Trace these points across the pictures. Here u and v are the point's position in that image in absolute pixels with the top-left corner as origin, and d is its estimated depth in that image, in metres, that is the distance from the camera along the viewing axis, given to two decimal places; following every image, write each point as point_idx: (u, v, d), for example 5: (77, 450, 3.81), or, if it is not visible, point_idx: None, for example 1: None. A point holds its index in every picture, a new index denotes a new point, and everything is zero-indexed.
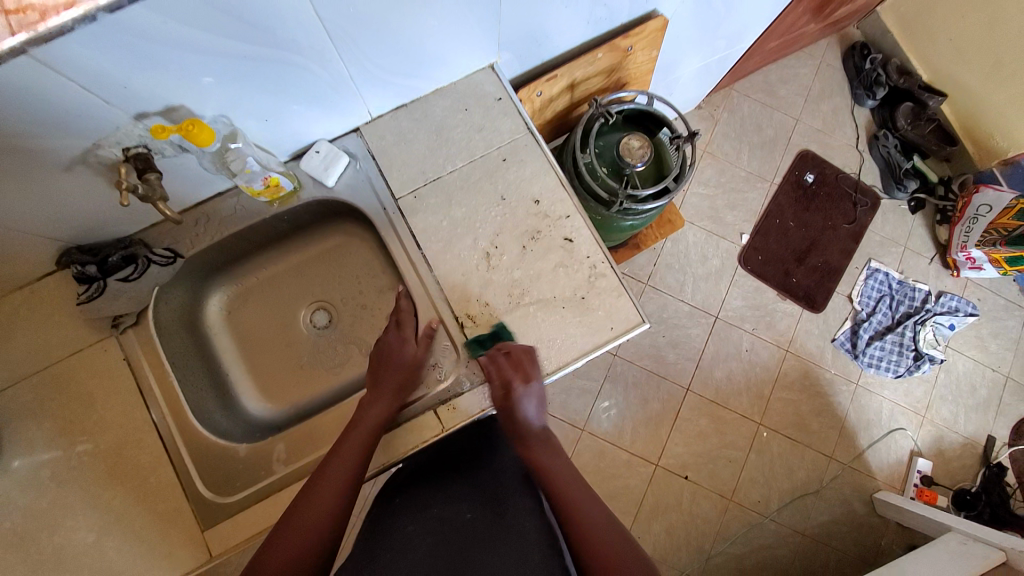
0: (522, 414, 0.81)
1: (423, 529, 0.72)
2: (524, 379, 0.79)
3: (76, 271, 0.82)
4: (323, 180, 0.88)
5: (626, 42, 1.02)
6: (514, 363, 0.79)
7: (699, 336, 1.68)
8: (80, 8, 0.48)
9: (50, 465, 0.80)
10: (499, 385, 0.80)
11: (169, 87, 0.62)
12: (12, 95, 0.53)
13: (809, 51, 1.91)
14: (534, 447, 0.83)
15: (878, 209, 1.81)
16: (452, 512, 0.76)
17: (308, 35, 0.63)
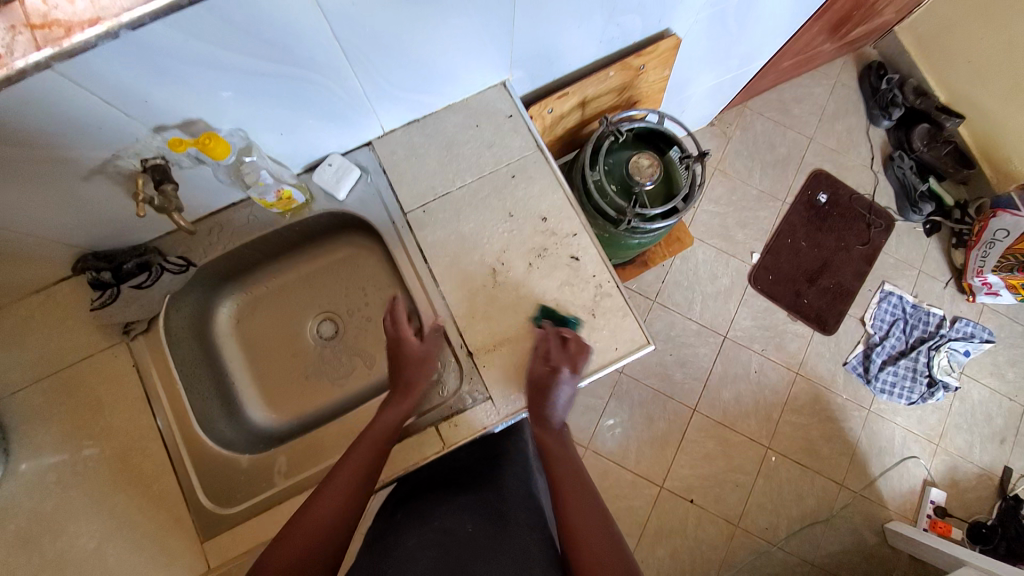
0: (554, 400, 0.80)
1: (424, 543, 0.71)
2: (571, 368, 0.80)
3: (91, 277, 0.84)
4: (334, 193, 0.89)
5: (637, 61, 1.03)
6: (568, 353, 0.80)
7: (707, 356, 1.66)
8: (103, 25, 0.49)
9: (56, 468, 0.81)
10: (545, 363, 0.80)
11: (187, 100, 0.63)
12: (36, 107, 0.54)
13: (822, 71, 1.91)
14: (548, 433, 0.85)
15: (892, 232, 1.78)
16: (454, 525, 0.75)
17: (324, 53, 0.65)
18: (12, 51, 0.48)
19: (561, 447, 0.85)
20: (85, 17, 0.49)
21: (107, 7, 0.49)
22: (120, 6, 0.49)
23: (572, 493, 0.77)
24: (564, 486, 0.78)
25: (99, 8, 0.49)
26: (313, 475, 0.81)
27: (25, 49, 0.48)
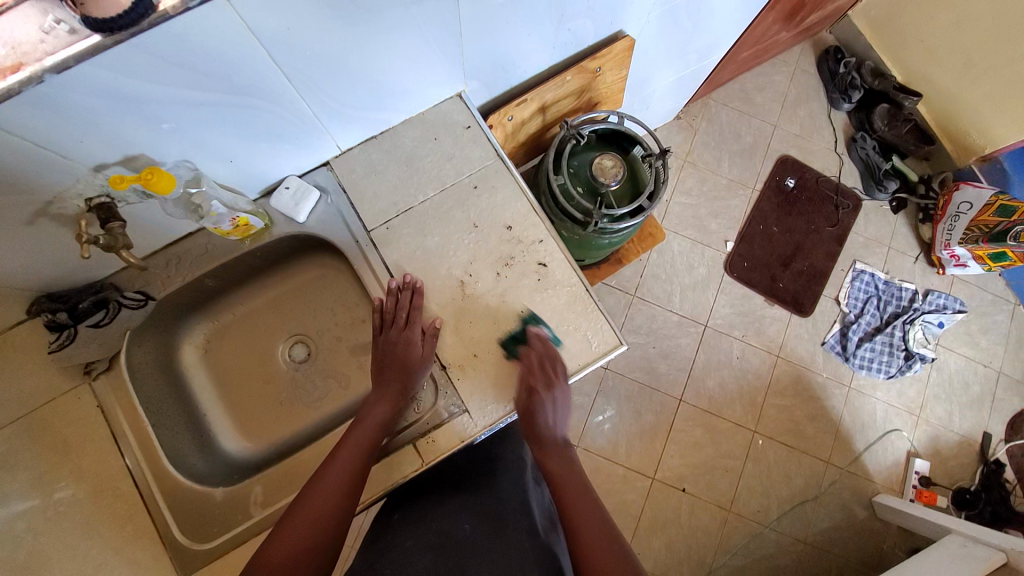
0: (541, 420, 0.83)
1: (424, 544, 0.73)
2: (547, 383, 0.80)
3: (47, 319, 0.81)
4: (293, 216, 0.88)
5: (594, 64, 1.04)
6: (539, 370, 0.80)
7: (689, 346, 1.67)
8: (26, 71, 0.47)
9: (26, 517, 0.78)
10: (521, 387, 0.81)
11: (127, 135, 0.62)
12: None
13: (783, 58, 1.94)
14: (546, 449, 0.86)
15: (860, 211, 1.82)
16: (451, 526, 0.77)
17: (265, 78, 0.64)
18: None
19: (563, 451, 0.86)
20: (6, 63, 0.47)
21: (28, 52, 0.47)
22: (43, 50, 0.47)
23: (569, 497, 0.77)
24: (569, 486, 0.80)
25: (19, 53, 0.47)
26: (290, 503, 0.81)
27: None
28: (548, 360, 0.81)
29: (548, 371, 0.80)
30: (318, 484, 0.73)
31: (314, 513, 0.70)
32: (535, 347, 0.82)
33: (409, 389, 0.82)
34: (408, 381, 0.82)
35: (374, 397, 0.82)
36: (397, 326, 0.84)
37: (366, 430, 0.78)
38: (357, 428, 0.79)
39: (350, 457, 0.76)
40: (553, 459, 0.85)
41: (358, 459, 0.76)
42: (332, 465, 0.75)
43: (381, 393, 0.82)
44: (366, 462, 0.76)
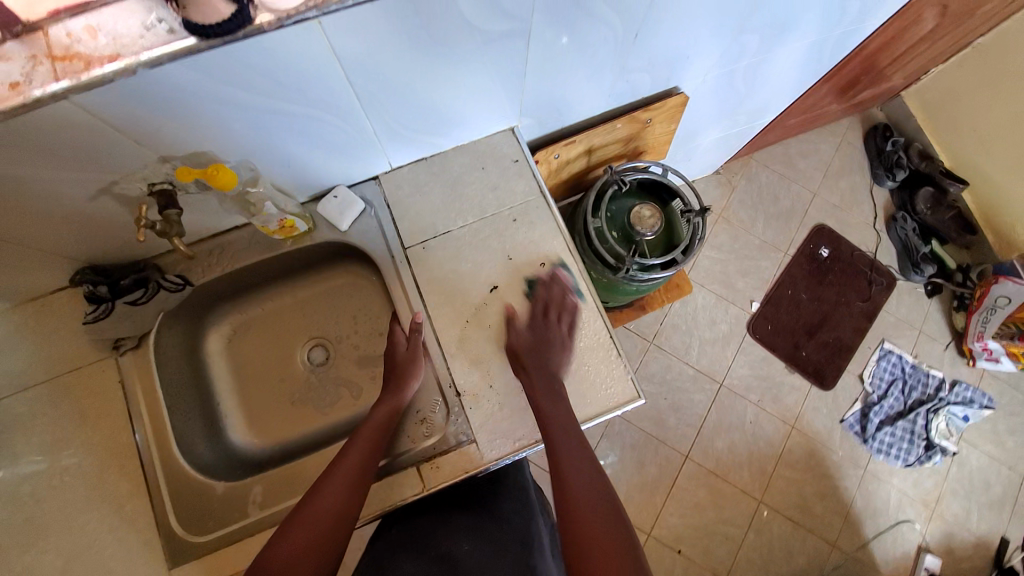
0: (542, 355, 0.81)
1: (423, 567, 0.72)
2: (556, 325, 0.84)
3: (87, 291, 0.83)
4: (336, 224, 0.90)
5: (645, 115, 1.06)
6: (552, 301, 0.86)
7: (702, 403, 1.64)
8: (122, 62, 0.50)
9: (31, 481, 0.80)
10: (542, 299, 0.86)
11: (198, 130, 0.64)
12: (46, 138, 0.56)
13: (830, 128, 1.94)
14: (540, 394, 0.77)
15: (893, 290, 1.79)
16: (453, 547, 0.77)
17: (334, 93, 0.66)
18: (31, 80, 0.49)
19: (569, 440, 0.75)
20: (105, 52, 0.50)
21: (128, 44, 0.51)
22: (142, 45, 0.51)
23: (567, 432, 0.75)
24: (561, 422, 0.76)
25: (119, 44, 0.51)
26: (287, 508, 0.80)
27: (44, 79, 0.50)
28: (559, 305, 0.86)
29: (554, 315, 0.85)
30: (324, 489, 0.72)
31: (317, 517, 0.69)
32: (552, 287, 0.87)
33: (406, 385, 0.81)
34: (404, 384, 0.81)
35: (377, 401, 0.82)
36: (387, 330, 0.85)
37: (370, 433, 0.78)
38: (363, 431, 0.79)
39: (356, 465, 0.75)
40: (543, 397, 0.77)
41: (363, 468, 0.75)
42: (337, 471, 0.74)
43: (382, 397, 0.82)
44: (371, 472, 0.75)
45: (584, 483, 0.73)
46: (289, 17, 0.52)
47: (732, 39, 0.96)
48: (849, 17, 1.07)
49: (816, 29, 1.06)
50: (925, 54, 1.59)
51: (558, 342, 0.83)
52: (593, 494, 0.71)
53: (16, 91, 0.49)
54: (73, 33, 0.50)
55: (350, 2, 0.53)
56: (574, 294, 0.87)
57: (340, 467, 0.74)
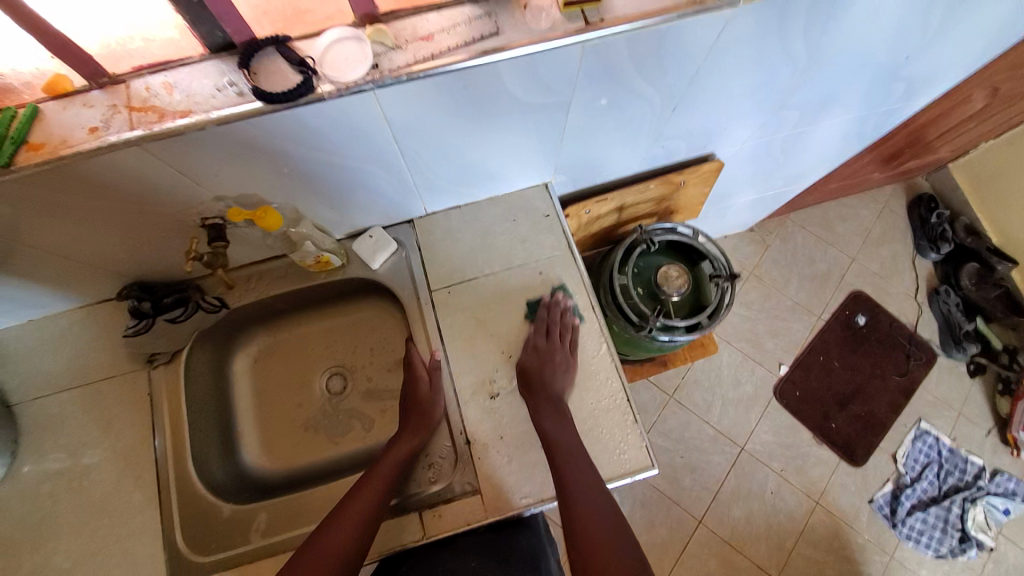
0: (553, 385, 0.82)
1: None
2: (556, 344, 0.85)
3: (131, 305, 0.87)
4: (368, 262, 0.93)
5: (680, 177, 1.07)
6: (551, 330, 0.86)
7: (720, 466, 1.58)
8: (192, 117, 0.55)
9: (54, 480, 0.84)
10: (541, 328, 0.87)
11: (253, 175, 0.69)
12: (114, 177, 0.61)
13: (871, 194, 1.91)
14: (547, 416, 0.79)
15: (933, 367, 1.71)
16: (458, 564, 0.79)
17: (381, 150, 0.70)
18: (109, 126, 0.55)
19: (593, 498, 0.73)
20: (178, 108, 0.55)
21: (199, 102, 0.55)
22: (212, 104, 0.55)
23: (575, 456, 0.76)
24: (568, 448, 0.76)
25: (192, 101, 0.55)
26: (288, 540, 0.81)
27: (120, 126, 0.55)
28: (561, 328, 0.87)
29: (556, 336, 0.86)
30: (335, 521, 0.74)
31: (328, 551, 0.71)
32: (549, 313, 0.88)
33: (427, 427, 0.83)
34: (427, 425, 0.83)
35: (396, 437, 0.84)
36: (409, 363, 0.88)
37: (385, 470, 0.79)
38: (379, 466, 0.80)
39: (364, 504, 0.75)
40: (548, 419, 0.79)
41: (372, 505, 0.76)
42: (349, 502, 0.76)
43: (402, 434, 0.84)
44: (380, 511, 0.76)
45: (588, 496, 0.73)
46: (348, 88, 0.56)
47: (770, 114, 0.97)
48: (894, 97, 1.07)
49: (860, 106, 1.06)
50: (973, 130, 1.56)
51: (558, 368, 0.83)
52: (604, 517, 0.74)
53: (94, 136, 0.55)
54: (151, 87, 0.56)
55: (404, 78, 0.57)
56: (575, 317, 0.89)
57: (352, 498, 0.76)
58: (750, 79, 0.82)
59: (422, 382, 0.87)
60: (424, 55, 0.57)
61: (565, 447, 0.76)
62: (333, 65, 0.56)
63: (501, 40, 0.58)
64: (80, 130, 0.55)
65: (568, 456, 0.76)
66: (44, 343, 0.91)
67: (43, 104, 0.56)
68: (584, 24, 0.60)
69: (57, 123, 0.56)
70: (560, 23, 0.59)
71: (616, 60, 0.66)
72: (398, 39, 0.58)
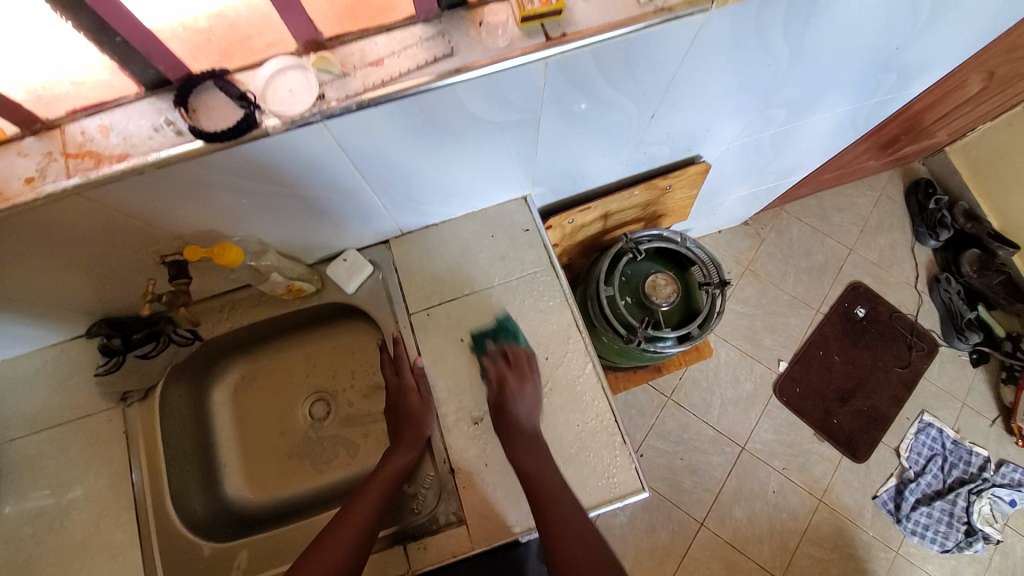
0: (514, 412, 0.79)
1: None
2: (520, 377, 0.82)
3: (102, 343, 0.85)
4: (344, 286, 0.91)
5: (664, 181, 1.03)
6: (511, 363, 0.83)
7: (720, 467, 1.55)
8: (129, 161, 0.52)
9: (34, 522, 0.82)
10: (494, 380, 0.82)
11: (210, 212, 0.65)
12: (59, 227, 0.58)
13: (868, 182, 1.86)
14: (520, 448, 0.77)
15: (935, 357, 1.68)
16: None
17: (341, 177, 0.66)
18: (45, 176, 0.53)
19: (561, 497, 0.74)
20: (115, 151, 0.53)
21: (136, 144, 0.53)
22: (150, 145, 0.52)
23: (550, 481, 0.74)
24: (541, 479, 0.74)
25: (128, 144, 0.53)
26: None
27: (57, 174, 0.52)
28: (523, 360, 0.84)
29: (523, 369, 0.83)
30: (331, 534, 0.73)
31: (324, 565, 0.69)
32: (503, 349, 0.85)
33: (421, 437, 0.82)
34: (416, 438, 0.82)
35: (389, 450, 0.83)
36: (393, 368, 0.88)
37: (379, 483, 0.79)
38: (372, 479, 0.79)
39: (352, 526, 0.74)
40: (523, 453, 0.76)
41: (367, 520, 0.75)
42: (343, 518, 0.75)
43: (393, 447, 0.83)
44: (373, 527, 0.75)
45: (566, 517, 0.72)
46: (294, 123, 0.53)
47: (756, 114, 0.93)
48: (885, 88, 1.03)
49: (848, 101, 1.02)
50: (971, 114, 1.51)
51: (533, 400, 0.81)
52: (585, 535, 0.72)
53: (31, 187, 0.52)
54: (87, 131, 0.54)
55: (353, 107, 0.54)
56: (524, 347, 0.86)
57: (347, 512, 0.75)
58: (732, 82, 0.78)
59: (409, 393, 0.85)
60: (373, 82, 0.54)
61: (541, 477, 0.74)
62: (276, 99, 0.52)
63: (457, 62, 0.55)
64: (15, 180, 0.53)
65: (546, 487, 0.74)
66: (18, 381, 0.88)
67: None
68: (545, 39, 0.56)
69: None
70: (518, 40, 0.56)
71: (583, 74, 0.62)
72: (345, 66, 0.55)
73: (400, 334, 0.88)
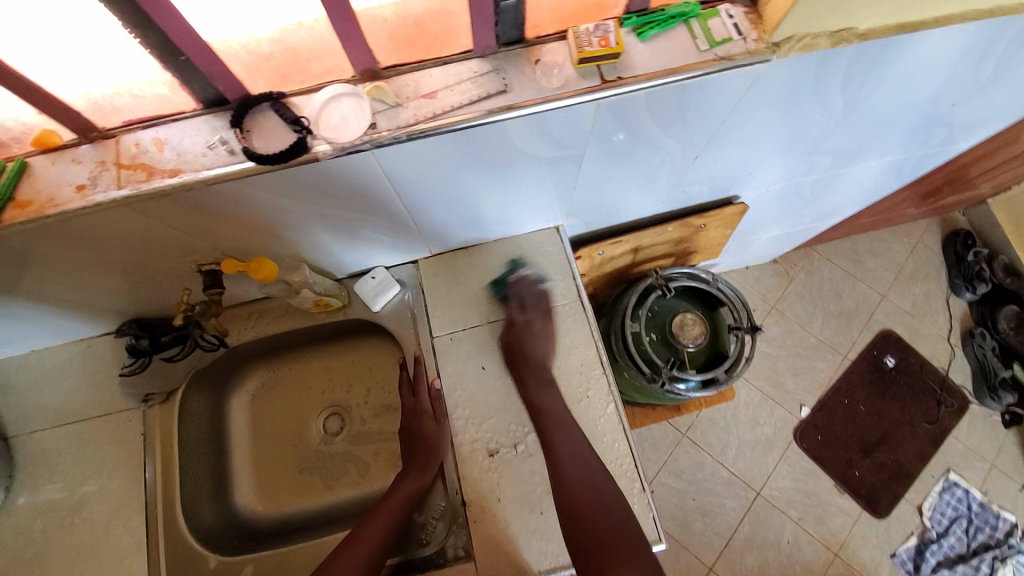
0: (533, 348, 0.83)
1: None
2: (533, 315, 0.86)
3: (130, 344, 0.83)
4: (370, 304, 0.91)
5: (699, 220, 1.01)
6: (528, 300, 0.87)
7: (734, 511, 1.49)
8: (180, 178, 0.53)
9: (45, 516, 0.82)
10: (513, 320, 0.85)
11: (250, 228, 0.66)
12: (106, 235, 0.60)
13: (904, 228, 1.81)
14: (534, 382, 0.81)
15: (964, 415, 1.61)
16: None
17: (381, 201, 0.66)
18: (96, 184, 0.54)
19: (571, 435, 0.78)
20: (167, 167, 0.54)
21: (189, 161, 0.54)
22: (202, 163, 0.54)
23: (562, 423, 0.78)
24: (553, 415, 0.79)
25: (181, 161, 0.54)
26: None
27: (108, 184, 0.54)
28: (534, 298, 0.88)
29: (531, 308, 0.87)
30: (341, 557, 0.72)
31: None
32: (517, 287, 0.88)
33: (433, 463, 0.81)
34: (429, 463, 0.81)
35: (402, 473, 0.82)
36: (410, 391, 0.88)
37: (390, 508, 0.77)
38: (385, 501, 0.78)
39: (362, 551, 0.72)
40: (536, 388, 0.81)
41: (377, 545, 0.73)
42: (354, 540, 0.74)
43: (405, 472, 0.81)
44: (383, 554, 0.73)
45: (575, 458, 0.75)
46: (345, 150, 0.54)
47: (801, 159, 0.91)
48: (934, 142, 1.00)
49: (894, 152, 1.00)
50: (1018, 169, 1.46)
51: (541, 335, 0.85)
52: (594, 482, 0.74)
53: (81, 194, 0.54)
54: (142, 143, 0.55)
55: (403, 137, 0.54)
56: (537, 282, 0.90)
57: (357, 535, 0.74)
58: (780, 129, 0.77)
59: (425, 417, 0.84)
60: (426, 114, 0.54)
61: (555, 413, 0.79)
62: (328, 125, 0.53)
63: (510, 99, 0.55)
64: (67, 187, 0.54)
65: (555, 420, 0.78)
66: (43, 374, 0.89)
67: (32, 158, 0.55)
68: (599, 82, 0.56)
69: (45, 178, 0.55)
70: (573, 81, 0.56)
71: (633, 116, 0.62)
72: (399, 96, 0.55)
73: (420, 355, 0.89)
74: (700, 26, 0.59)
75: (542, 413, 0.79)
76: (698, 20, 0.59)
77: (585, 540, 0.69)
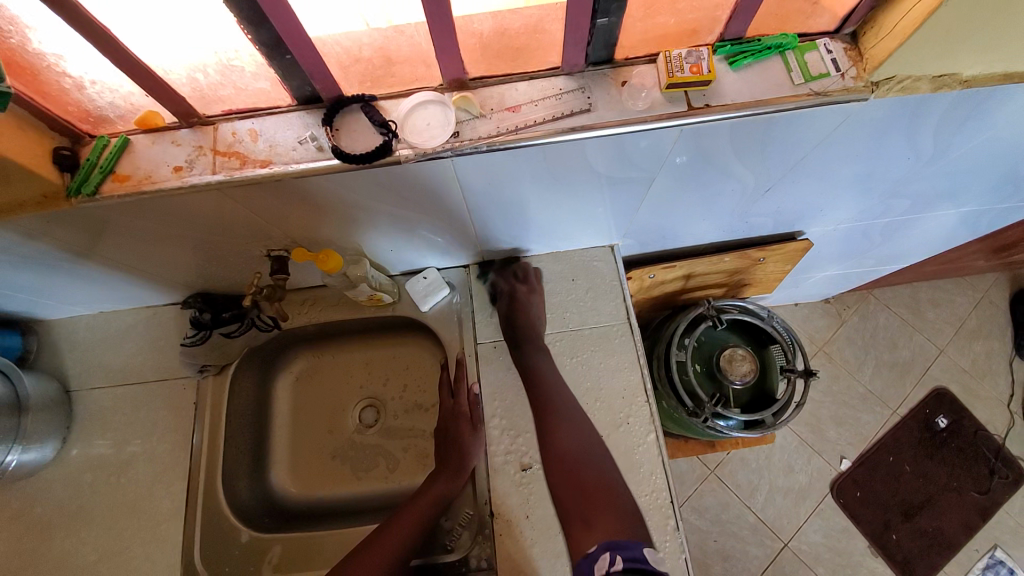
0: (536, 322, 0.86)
1: None
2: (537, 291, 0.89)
3: (194, 317, 0.87)
4: (418, 303, 0.92)
5: (759, 253, 0.98)
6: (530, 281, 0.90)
7: (757, 559, 1.43)
8: (271, 168, 0.56)
9: (94, 471, 0.87)
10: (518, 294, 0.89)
11: (319, 220, 0.68)
12: (190, 215, 0.63)
13: (970, 280, 1.70)
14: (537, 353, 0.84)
15: (1020, 488, 1.49)
16: None
17: (448, 205, 0.67)
18: (192, 167, 0.57)
19: (573, 416, 0.80)
20: (260, 157, 0.56)
21: (280, 154, 0.56)
22: (292, 156, 0.56)
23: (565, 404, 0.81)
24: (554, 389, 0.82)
25: (274, 153, 0.56)
26: None
27: (203, 168, 0.57)
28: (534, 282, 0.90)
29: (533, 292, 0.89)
30: (369, 548, 0.73)
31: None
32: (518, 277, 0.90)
33: (465, 469, 0.81)
34: (462, 468, 0.80)
35: (435, 471, 0.82)
36: (450, 388, 0.88)
37: (420, 506, 0.78)
38: (419, 496, 0.79)
39: (391, 544, 0.74)
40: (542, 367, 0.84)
41: (406, 541, 0.74)
42: (384, 531, 0.75)
43: (437, 473, 0.81)
44: (411, 550, 0.74)
45: (575, 436, 0.78)
46: (426, 155, 0.55)
47: (876, 201, 0.87)
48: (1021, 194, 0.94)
49: (976, 202, 0.94)
50: None
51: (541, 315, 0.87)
52: (587, 453, 0.77)
53: (178, 175, 0.57)
54: (238, 132, 0.58)
55: (483, 147, 0.55)
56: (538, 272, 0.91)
57: (387, 527, 0.76)
58: (861, 168, 0.73)
59: (462, 419, 0.85)
60: (507, 128, 0.55)
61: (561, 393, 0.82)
62: (413, 131, 0.55)
63: (592, 118, 0.55)
64: (164, 167, 0.57)
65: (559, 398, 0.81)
66: (108, 336, 0.95)
67: (134, 137, 0.59)
68: (686, 108, 0.55)
69: (144, 157, 0.58)
70: (659, 105, 0.55)
71: (713, 144, 0.61)
72: (484, 107, 0.56)
73: (461, 356, 0.89)
74: (796, 60, 0.57)
75: (545, 391, 0.81)
76: (794, 53, 0.57)
77: (577, 505, 0.73)
